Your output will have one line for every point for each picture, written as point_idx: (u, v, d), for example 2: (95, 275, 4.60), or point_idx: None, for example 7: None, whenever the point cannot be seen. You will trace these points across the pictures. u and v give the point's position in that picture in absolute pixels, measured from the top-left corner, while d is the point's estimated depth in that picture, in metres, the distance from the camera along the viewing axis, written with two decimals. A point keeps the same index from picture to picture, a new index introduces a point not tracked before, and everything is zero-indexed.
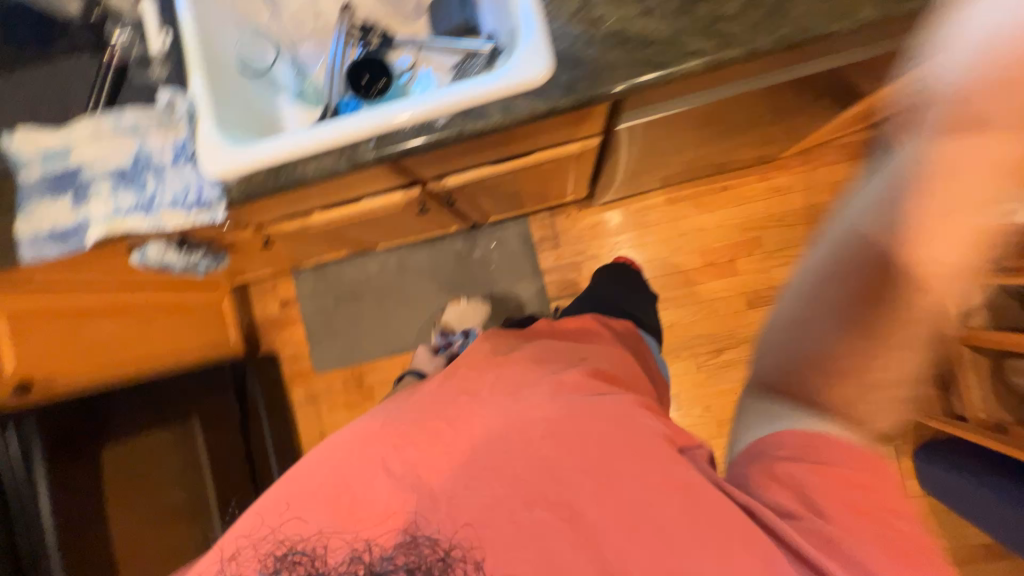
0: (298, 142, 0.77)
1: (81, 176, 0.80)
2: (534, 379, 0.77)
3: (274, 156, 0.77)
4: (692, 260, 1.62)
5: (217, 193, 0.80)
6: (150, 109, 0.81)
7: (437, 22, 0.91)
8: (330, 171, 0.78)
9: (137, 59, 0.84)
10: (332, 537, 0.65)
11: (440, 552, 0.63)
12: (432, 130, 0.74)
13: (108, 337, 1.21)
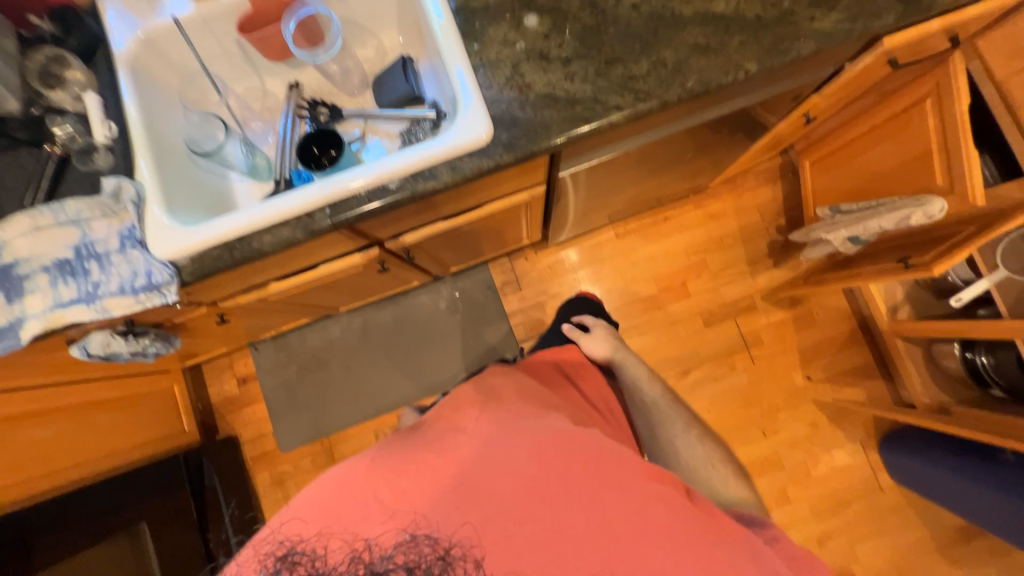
0: (252, 216, 0.78)
1: (14, 272, 0.76)
2: (515, 410, 0.76)
3: (228, 232, 0.78)
4: (647, 287, 1.71)
5: (167, 272, 0.78)
6: (95, 197, 0.78)
7: (383, 94, 0.97)
8: (286, 241, 0.79)
9: (80, 149, 0.83)
10: (332, 539, 0.63)
11: (440, 549, 0.62)
12: (386, 193, 0.78)
13: (42, 443, 1.09)
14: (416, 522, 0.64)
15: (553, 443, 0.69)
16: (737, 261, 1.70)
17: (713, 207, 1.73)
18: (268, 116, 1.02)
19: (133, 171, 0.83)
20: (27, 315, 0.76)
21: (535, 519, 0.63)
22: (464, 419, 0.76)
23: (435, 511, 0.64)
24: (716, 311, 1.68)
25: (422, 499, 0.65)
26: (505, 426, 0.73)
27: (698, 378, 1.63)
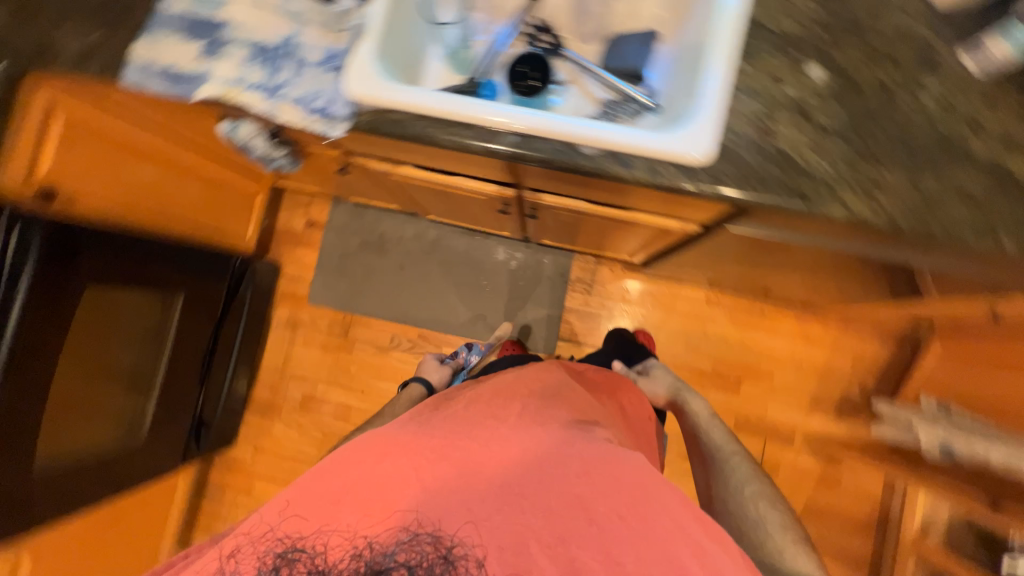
0: (444, 103, 0.74)
1: (222, 32, 0.79)
2: (544, 413, 0.84)
3: (414, 105, 0.74)
4: (702, 363, 1.65)
5: (345, 112, 0.76)
6: (321, 6, 0.78)
7: (609, 57, 0.92)
8: (461, 144, 0.76)
9: None
10: (338, 529, 0.65)
11: (442, 548, 0.64)
12: (575, 154, 0.73)
13: (148, 181, 1.20)
14: (418, 519, 0.66)
15: (574, 451, 0.74)
16: (801, 391, 1.61)
17: (812, 329, 1.63)
18: (494, 16, 0.95)
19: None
20: (211, 75, 0.78)
21: (552, 521, 0.67)
22: (491, 415, 0.82)
23: (450, 497, 0.68)
24: (751, 422, 1.61)
25: (434, 488, 0.69)
26: (530, 429, 0.79)
27: None
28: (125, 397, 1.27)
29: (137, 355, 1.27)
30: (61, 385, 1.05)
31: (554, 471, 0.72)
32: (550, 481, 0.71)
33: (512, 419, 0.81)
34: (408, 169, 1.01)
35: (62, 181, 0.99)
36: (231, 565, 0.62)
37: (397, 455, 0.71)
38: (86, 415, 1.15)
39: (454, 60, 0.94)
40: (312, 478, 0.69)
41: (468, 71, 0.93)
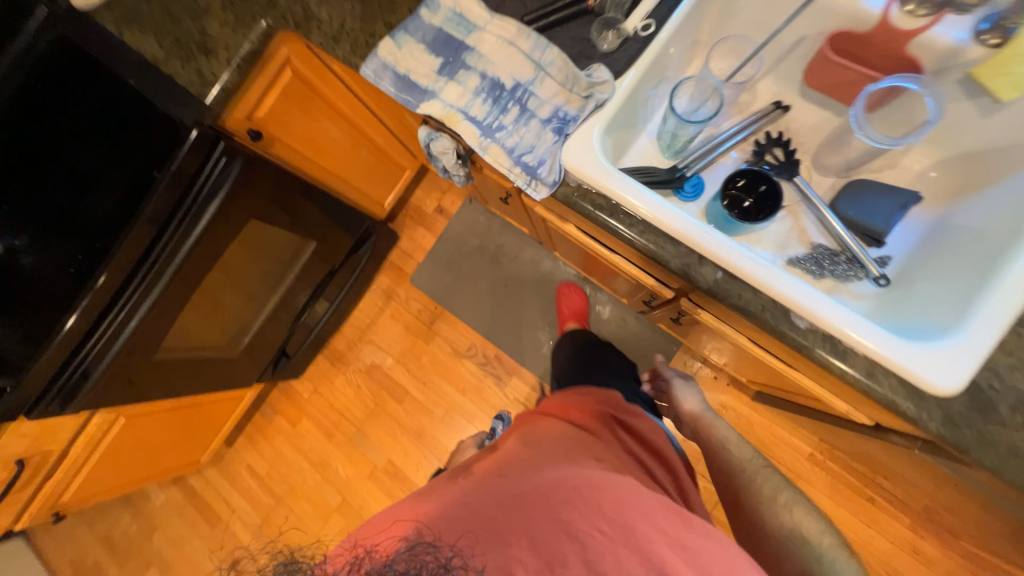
0: (660, 210, 0.67)
1: (464, 58, 0.78)
2: (540, 455, 0.70)
3: (628, 201, 0.68)
4: None
5: (551, 179, 0.71)
6: (571, 66, 0.72)
7: (848, 200, 0.78)
8: (657, 254, 0.68)
9: (605, 17, 0.72)
10: (334, 556, 0.58)
11: (442, 557, 0.55)
12: (783, 318, 0.63)
13: (329, 139, 1.27)
14: (419, 531, 0.59)
15: (557, 481, 0.63)
16: None
17: (925, 545, 1.36)
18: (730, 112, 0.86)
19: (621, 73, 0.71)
20: (440, 94, 0.78)
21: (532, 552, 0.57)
22: (492, 470, 0.69)
23: (438, 522, 0.61)
24: None
25: (428, 516, 0.62)
26: (513, 470, 0.67)
27: None
28: (241, 312, 1.36)
29: (263, 279, 1.35)
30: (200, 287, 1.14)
31: (540, 502, 0.61)
32: (535, 506, 0.61)
33: (507, 466, 0.69)
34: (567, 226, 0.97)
35: (267, 126, 1.08)
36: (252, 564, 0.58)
37: (401, 502, 0.69)
38: (206, 317, 1.25)
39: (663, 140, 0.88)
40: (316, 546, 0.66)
41: (681, 156, 0.86)
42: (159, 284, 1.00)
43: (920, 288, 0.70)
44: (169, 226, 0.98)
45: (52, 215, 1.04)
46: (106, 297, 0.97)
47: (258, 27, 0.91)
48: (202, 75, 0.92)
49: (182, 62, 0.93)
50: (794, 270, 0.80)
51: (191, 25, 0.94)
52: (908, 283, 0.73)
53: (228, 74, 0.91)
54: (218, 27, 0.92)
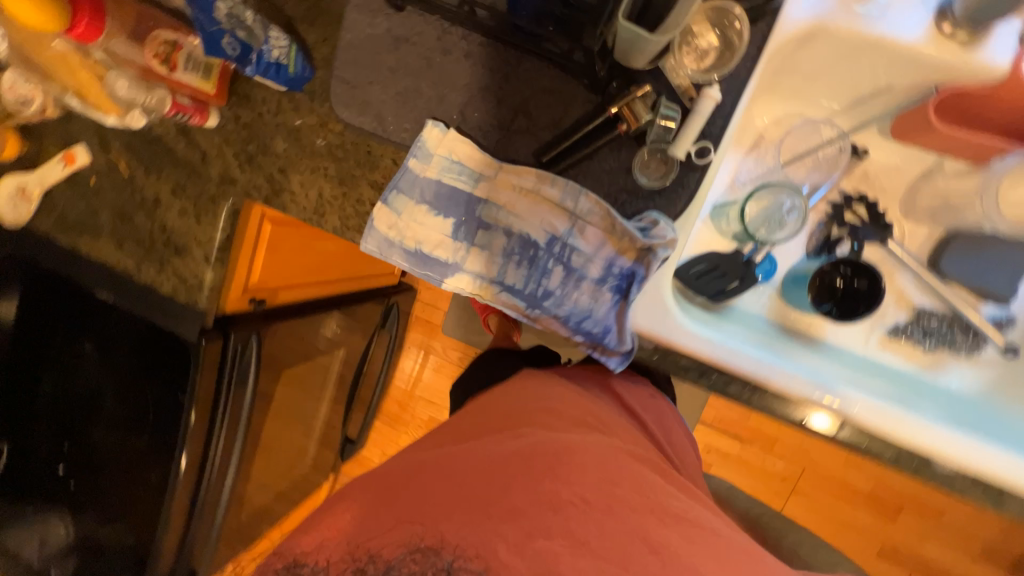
0: (767, 367, 0.62)
1: (478, 216, 0.65)
2: (534, 419, 0.72)
3: (756, 379, 0.62)
4: (862, 484, 1.41)
5: (627, 346, 0.63)
6: (617, 213, 0.59)
7: (992, 265, 0.67)
8: (766, 409, 0.63)
9: (653, 145, 0.57)
10: (339, 551, 0.59)
11: (442, 563, 0.56)
12: (928, 465, 0.60)
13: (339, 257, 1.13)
14: (422, 534, 0.58)
15: (532, 461, 0.64)
16: (975, 539, 1.38)
17: None
18: (811, 179, 0.74)
19: (685, 212, 0.60)
20: (467, 265, 0.66)
21: (515, 519, 0.58)
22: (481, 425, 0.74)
23: (429, 515, 0.60)
24: (902, 555, 1.42)
25: (419, 513, 0.60)
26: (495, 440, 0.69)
27: None
28: (298, 437, 1.28)
29: (310, 402, 1.25)
30: (258, 447, 1.03)
31: (520, 469, 0.63)
32: (519, 480, 0.62)
33: (497, 427, 0.72)
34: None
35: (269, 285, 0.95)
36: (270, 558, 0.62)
37: (400, 476, 0.67)
38: (272, 461, 1.17)
39: (720, 216, 0.73)
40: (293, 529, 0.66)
41: (769, 238, 0.71)
42: (230, 470, 0.92)
43: None
44: (216, 415, 0.86)
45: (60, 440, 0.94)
46: (182, 512, 0.88)
47: (223, 210, 0.76)
48: (184, 279, 0.80)
49: (156, 267, 0.81)
50: (898, 345, 0.71)
51: (146, 219, 0.80)
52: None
53: (211, 272, 0.79)
54: (178, 217, 0.78)
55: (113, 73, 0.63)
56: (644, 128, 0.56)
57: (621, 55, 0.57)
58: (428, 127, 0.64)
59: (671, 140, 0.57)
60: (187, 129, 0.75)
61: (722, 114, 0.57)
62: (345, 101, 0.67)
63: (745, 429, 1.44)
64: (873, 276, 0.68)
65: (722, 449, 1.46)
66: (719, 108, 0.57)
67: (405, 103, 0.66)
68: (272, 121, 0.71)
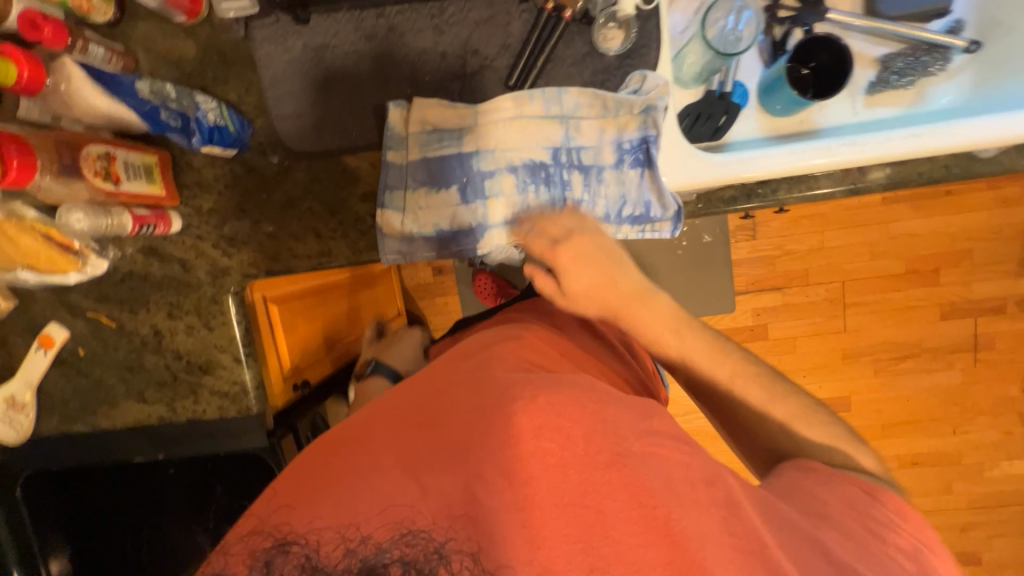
0: (804, 155, 0.62)
1: (477, 169, 0.63)
2: (508, 346, 0.58)
3: (813, 165, 0.62)
4: (894, 266, 1.46)
5: (674, 210, 0.62)
6: (603, 94, 0.61)
7: None
8: (822, 197, 0.65)
9: (603, 16, 0.59)
10: (320, 517, 0.41)
11: (434, 543, 0.40)
12: (975, 163, 0.63)
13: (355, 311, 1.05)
14: (412, 513, 0.41)
15: (531, 403, 0.45)
16: (1007, 258, 1.45)
17: (1010, 191, 1.41)
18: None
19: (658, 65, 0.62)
20: (490, 219, 0.64)
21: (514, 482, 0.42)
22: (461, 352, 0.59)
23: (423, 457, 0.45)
24: (958, 306, 1.48)
25: (405, 468, 0.43)
26: (488, 372, 0.51)
27: (908, 367, 1.51)
28: None
29: None
30: None
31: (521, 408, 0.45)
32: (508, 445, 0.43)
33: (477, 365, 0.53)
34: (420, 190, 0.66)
35: (299, 369, 0.88)
36: (217, 562, 0.42)
37: (384, 414, 0.49)
38: None
39: (679, 73, 0.74)
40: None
41: (732, 54, 0.71)
42: None
43: None
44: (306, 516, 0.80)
45: None
46: None
47: (229, 303, 0.72)
48: (225, 393, 0.74)
49: (192, 397, 0.75)
50: (883, 96, 0.75)
51: (157, 357, 0.74)
52: (1001, 39, 0.71)
53: (249, 371, 0.74)
54: (188, 336, 0.73)
55: (62, 210, 0.57)
56: (585, 5, 0.59)
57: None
58: (391, 114, 0.63)
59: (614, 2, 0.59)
60: (153, 245, 0.70)
61: None
62: (295, 134, 0.65)
63: (779, 277, 1.47)
64: (832, 46, 0.71)
65: (764, 302, 1.48)
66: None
67: (354, 105, 0.64)
68: (234, 193, 0.68)
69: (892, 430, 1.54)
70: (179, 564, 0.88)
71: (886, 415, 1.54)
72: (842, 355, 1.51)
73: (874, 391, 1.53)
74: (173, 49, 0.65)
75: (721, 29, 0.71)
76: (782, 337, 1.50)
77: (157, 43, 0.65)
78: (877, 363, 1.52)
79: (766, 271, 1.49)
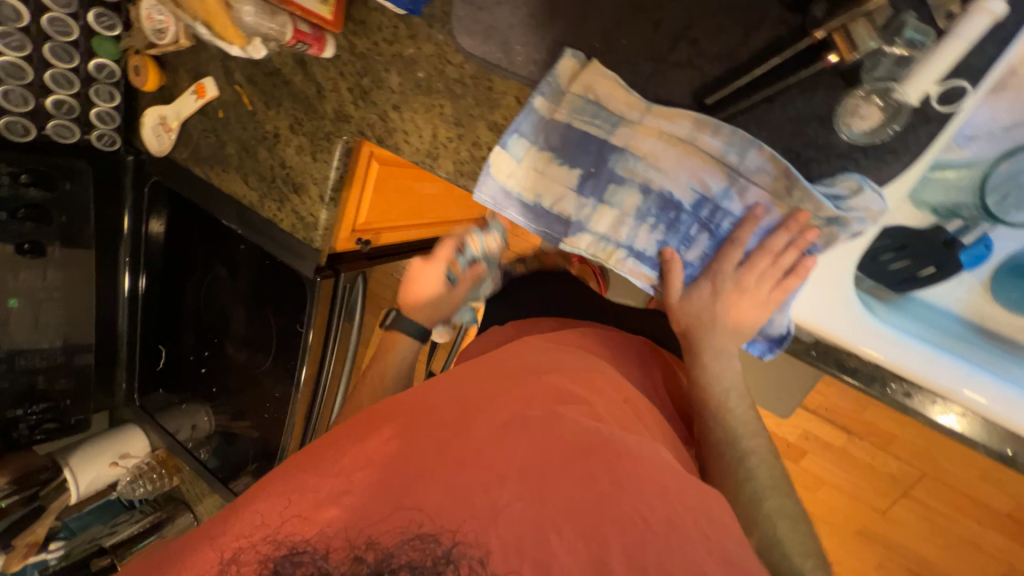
0: (973, 384, 0.48)
1: (609, 169, 0.55)
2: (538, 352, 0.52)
3: (969, 401, 0.48)
4: (996, 497, 1.21)
5: (778, 338, 0.53)
6: (798, 172, 0.47)
7: None
8: (964, 436, 0.51)
9: (866, 80, 0.45)
10: (334, 518, 0.34)
11: (441, 549, 0.33)
12: None
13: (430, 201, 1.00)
14: (421, 514, 0.34)
15: None
16: None
17: None
18: None
19: (891, 176, 0.46)
20: (590, 223, 0.57)
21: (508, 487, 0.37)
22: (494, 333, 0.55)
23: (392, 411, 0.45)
24: None
25: (405, 466, 0.37)
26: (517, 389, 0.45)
27: None
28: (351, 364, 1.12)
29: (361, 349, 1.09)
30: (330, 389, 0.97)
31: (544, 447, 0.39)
32: (522, 467, 0.37)
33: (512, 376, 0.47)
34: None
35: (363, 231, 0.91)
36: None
37: (391, 411, 0.43)
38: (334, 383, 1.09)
39: (924, 191, 0.57)
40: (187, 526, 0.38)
41: (999, 215, 0.54)
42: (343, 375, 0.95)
43: None
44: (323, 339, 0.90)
45: (179, 345, 1.08)
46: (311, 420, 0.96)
47: (337, 147, 0.75)
48: (301, 217, 0.82)
49: (277, 203, 0.83)
50: None
51: (268, 155, 0.81)
52: None
53: (325, 211, 0.80)
54: (296, 153, 0.79)
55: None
56: (860, 60, 0.44)
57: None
58: (563, 61, 0.54)
59: (900, 75, 0.44)
60: (304, 59, 0.72)
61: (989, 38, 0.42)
62: (468, 22, 0.59)
63: (859, 424, 1.27)
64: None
65: (823, 434, 1.30)
66: (989, 28, 0.42)
67: (538, 26, 0.56)
68: (386, 50, 0.66)
69: None
70: (208, 319, 1.02)
71: None
72: (861, 532, 1.34)
73: None
74: None
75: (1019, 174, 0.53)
76: (814, 475, 1.34)
77: None
78: (891, 565, 1.33)
79: (851, 411, 1.28)
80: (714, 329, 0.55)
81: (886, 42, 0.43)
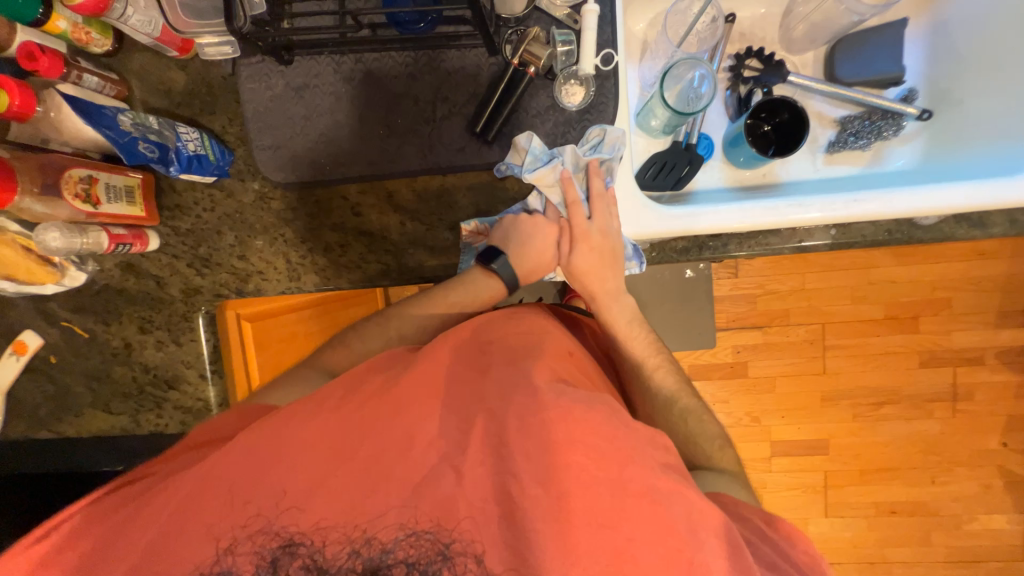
0: (750, 214, 0.64)
1: (465, 208, 0.69)
2: (472, 363, 0.58)
3: (753, 226, 0.64)
4: (876, 311, 1.46)
5: (637, 249, 0.69)
6: (578, 148, 0.64)
7: (860, 63, 0.77)
8: (772, 251, 0.67)
9: (558, 71, 0.64)
10: (324, 517, 0.45)
11: (438, 544, 0.44)
12: (913, 230, 0.65)
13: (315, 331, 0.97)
14: (414, 514, 0.45)
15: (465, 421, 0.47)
16: (988, 310, 1.45)
17: (989, 244, 1.42)
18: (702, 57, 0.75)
19: (617, 118, 0.65)
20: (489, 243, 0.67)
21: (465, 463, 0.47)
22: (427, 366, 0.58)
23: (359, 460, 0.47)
24: (938, 355, 1.48)
25: None
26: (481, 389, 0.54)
27: (886, 413, 1.50)
28: None
29: None
30: None
31: (519, 428, 0.49)
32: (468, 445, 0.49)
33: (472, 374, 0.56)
34: (391, 217, 0.69)
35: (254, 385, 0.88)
36: (223, 562, 0.43)
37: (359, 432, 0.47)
38: None
39: (648, 121, 0.77)
40: (155, 493, 0.47)
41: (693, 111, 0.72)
42: None
43: (979, 106, 0.71)
44: None
45: None
46: None
47: (200, 321, 0.75)
48: (189, 408, 0.77)
49: (155, 411, 0.77)
50: (840, 156, 0.79)
51: (125, 369, 0.76)
52: (952, 110, 0.74)
53: (213, 388, 0.77)
54: (157, 351, 0.76)
55: (40, 229, 0.60)
56: (548, 63, 0.63)
57: (500, 6, 0.63)
58: (366, 158, 0.67)
59: (575, 62, 0.64)
60: (129, 261, 0.73)
61: (607, 26, 0.64)
62: (272, 162, 0.68)
63: (760, 315, 1.47)
64: (790, 107, 0.74)
65: (744, 339, 1.49)
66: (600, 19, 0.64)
67: (329, 139, 0.68)
68: (210, 217, 0.71)
69: (871, 476, 1.52)
70: None
71: (864, 459, 1.52)
72: (821, 398, 1.50)
73: (854, 435, 1.51)
74: (164, 79, 0.69)
75: (691, 87, 0.73)
76: (763, 375, 1.50)
77: (150, 73, 0.69)
78: (856, 407, 1.51)
79: (751, 309, 1.48)
80: (601, 276, 0.68)
81: (554, 49, 0.63)
